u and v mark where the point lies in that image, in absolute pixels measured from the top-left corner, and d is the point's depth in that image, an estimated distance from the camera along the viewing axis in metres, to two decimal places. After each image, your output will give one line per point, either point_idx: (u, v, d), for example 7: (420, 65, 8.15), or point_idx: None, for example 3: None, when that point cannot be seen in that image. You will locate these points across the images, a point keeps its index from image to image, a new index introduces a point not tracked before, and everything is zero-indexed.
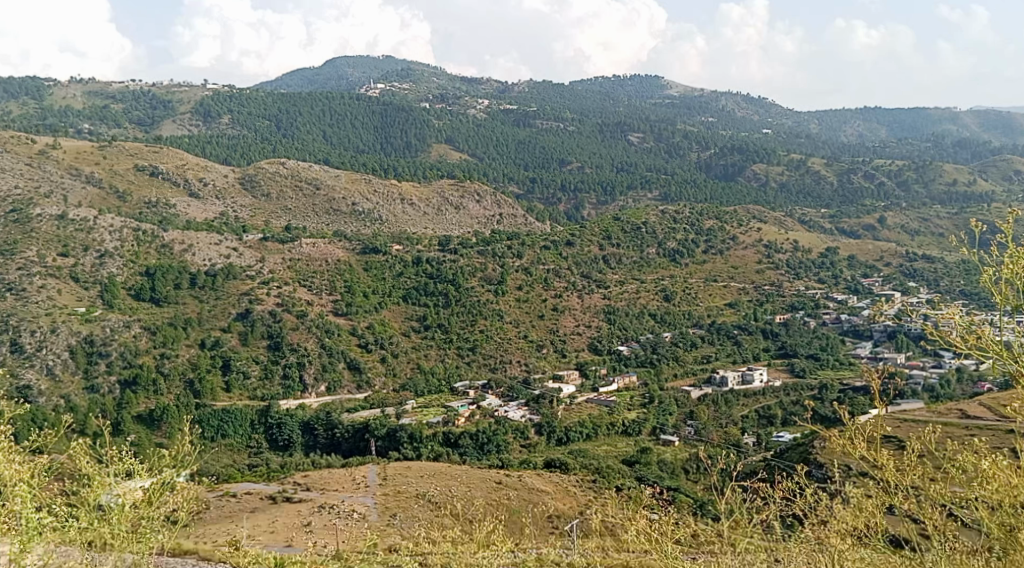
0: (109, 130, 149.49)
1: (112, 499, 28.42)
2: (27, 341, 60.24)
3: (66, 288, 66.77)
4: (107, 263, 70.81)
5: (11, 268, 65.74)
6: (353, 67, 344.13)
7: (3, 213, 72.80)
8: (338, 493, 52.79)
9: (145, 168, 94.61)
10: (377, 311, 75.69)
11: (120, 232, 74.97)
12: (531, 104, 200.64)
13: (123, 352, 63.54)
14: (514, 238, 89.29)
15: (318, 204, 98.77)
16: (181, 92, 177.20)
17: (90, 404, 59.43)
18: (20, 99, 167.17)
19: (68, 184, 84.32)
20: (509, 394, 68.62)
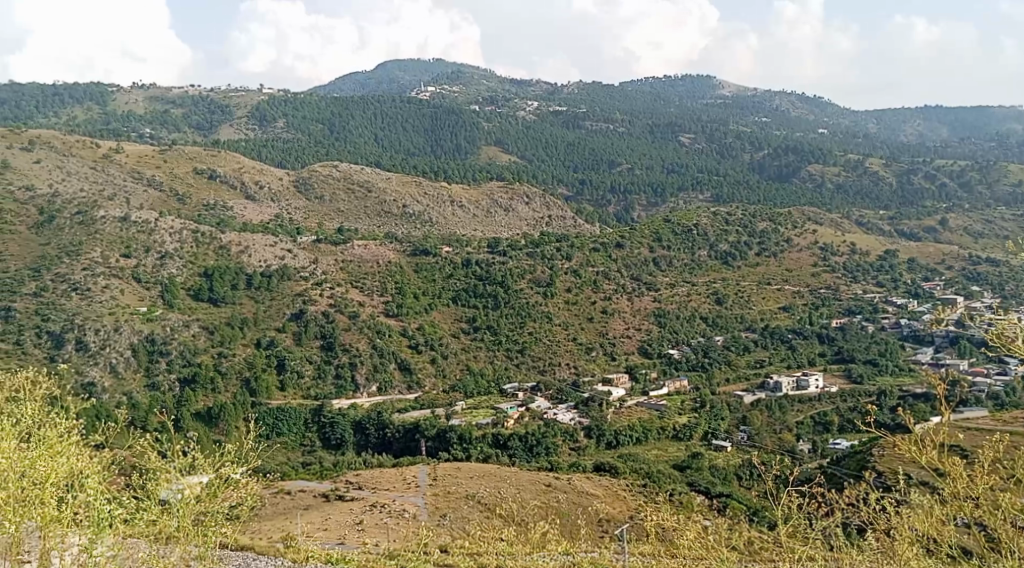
0: (168, 135, 151.29)
1: (176, 494, 28.14)
2: (91, 339, 60.81)
3: (129, 288, 67.22)
4: (168, 265, 71.31)
5: (77, 269, 66.42)
6: (404, 71, 345.41)
7: (69, 214, 73.68)
8: (389, 492, 52.61)
9: (203, 171, 95.68)
10: (427, 312, 75.56)
11: (180, 233, 75.58)
12: (582, 105, 199.80)
13: (182, 351, 64.13)
14: (563, 240, 88.50)
15: (370, 207, 98.88)
16: (238, 97, 178.81)
17: (151, 400, 59.62)
18: (84, 104, 169.84)
19: (131, 187, 85.11)
20: (559, 397, 68.21)
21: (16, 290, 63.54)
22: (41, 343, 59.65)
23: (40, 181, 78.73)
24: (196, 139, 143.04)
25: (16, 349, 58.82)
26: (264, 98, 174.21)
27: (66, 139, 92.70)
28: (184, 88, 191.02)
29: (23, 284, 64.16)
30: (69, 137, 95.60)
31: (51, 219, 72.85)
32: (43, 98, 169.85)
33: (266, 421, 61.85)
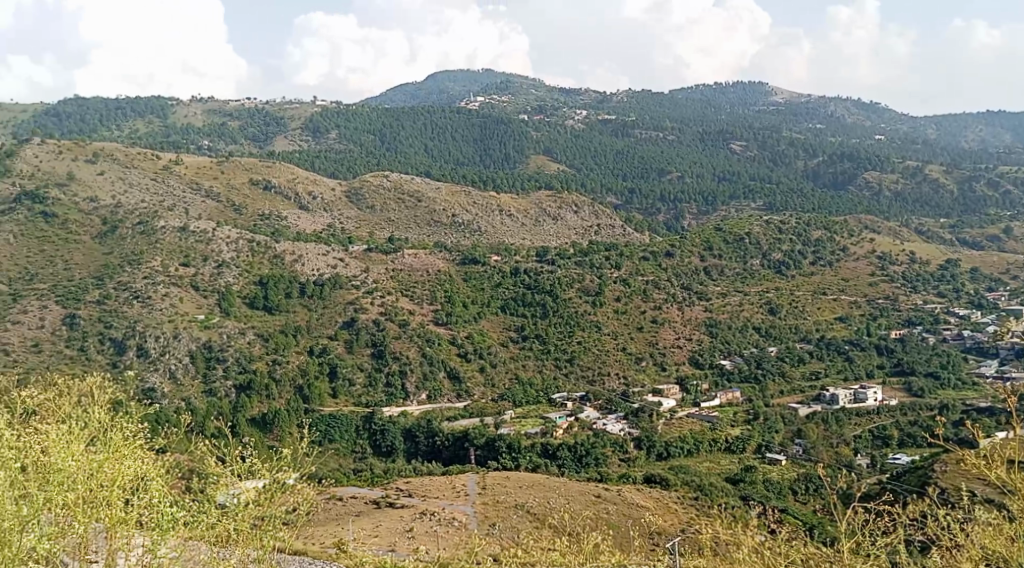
0: (225, 147, 152.91)
1: (232, 500, 28.43)
2: (151, 345, 62.16)
3: (188, 296, 67.91)
4: (225, 273, 71.82)
5: (138, 277, 67.55)
6: (454, 82, 346.47)
7: (130, 224, 74.76)
8: (438, 500, 52.40)
9: (259, 181, 96.36)
10: (475, 321, 75.20)
11: (237, 243, 76.21)
12: (631, 113, 198.60)
13: (238, 358, 64.46)
14: (612, 250, 87.68)
15: (420, 216, 98.82)
16: (293, 109, 180.37)
17: (208, 406, 60.14)
18: (146, 117, 172.40)
19: (190, 198, 86.07)
20: (608, 407, 67.69)
21: (80, 297, 64.57)
22: (104, 349, 61.19)
23: (104, 193, 79.98)
24: (251, 151, 144.55)
25: (80, 356, 60.18)
26: (318, 109, 175.46)
27: (128, 151, 93.85)
28: (240, 100, 193.05)
29: (87, 293, 65.04)
30: (130, 149, 96.77)
31: (113, 230, 74.07)
32: (106, 113, 173.06)
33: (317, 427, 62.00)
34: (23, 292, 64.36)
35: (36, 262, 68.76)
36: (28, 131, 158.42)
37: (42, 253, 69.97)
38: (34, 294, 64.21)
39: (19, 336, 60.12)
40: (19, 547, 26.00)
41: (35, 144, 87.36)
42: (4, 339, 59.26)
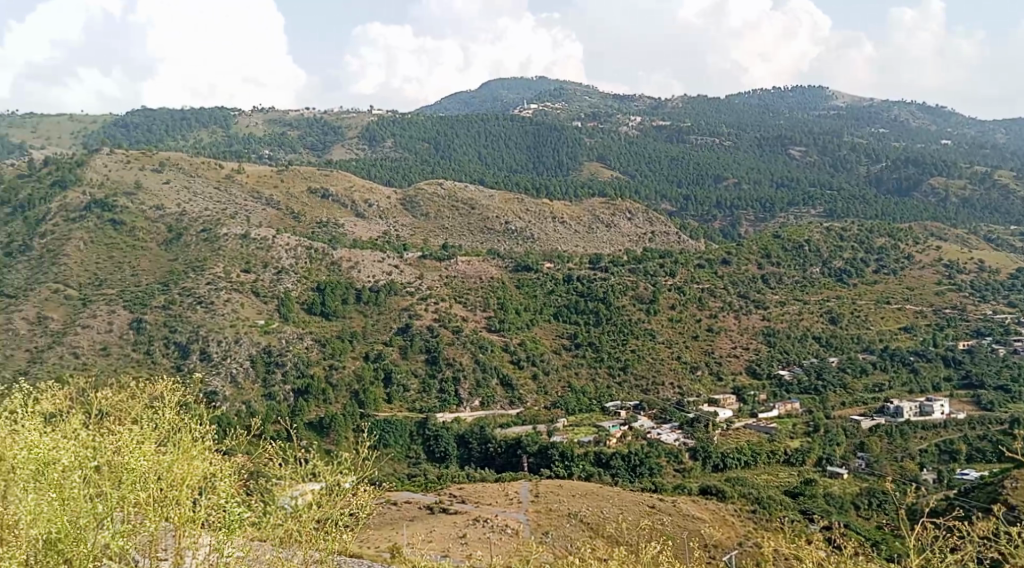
0: (284, 155, 154.08)
1: (290, 503, 31.60)
2: (214, 350, 63.34)
3: (249, 302, 68.69)
4: (283, 279, 72.49)
5: (201, 283, 68.73)
6: (508, 90, 346.56)
7: (194, 232, 76.16)
8: (491, 507, 53.15)
9: (316, 190, 96.95)
10: (528, 328, 74.55)
11: (295, 250, 76.78)
12: (686, 119, 196.88)
13: (296, 363, 65.00)
14: (667, 257, 86.64)
15: (473, 224, 98.48)
16: (350, 118, 181.48)
17: (266, 411, 60.84)
18: (208, 127, 174.61)
19: (250, 206, 87.55)
20: (662, 416, 66.80)
21: (147, 303, 66.08)
22: (168, 353, 62.84)
23: (169, 201, 81.42)
24: (309, 159, 145.87)
25: (145, 360, 62.10)
26: (375, 118, 176.53)
27: (192, 160, 95.26)
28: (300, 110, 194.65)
29: (152, 299, 66.45)
30: (193, 158, 97.98)
31: (178, 238, 75.58)
32: (171, 123, 175.94)
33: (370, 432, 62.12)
34: (93, 298, 66.16)
35: (105, 270, 70.15)
36: (97, 142, 161.89)
37: (110, 260, 71.48)
38: (102, 299, 65.79)
39: (88, 340, 62.19)
40: (94, 544, 29.19)
41: (104, 153, 89.96)
42: (73, 344, 61.47)
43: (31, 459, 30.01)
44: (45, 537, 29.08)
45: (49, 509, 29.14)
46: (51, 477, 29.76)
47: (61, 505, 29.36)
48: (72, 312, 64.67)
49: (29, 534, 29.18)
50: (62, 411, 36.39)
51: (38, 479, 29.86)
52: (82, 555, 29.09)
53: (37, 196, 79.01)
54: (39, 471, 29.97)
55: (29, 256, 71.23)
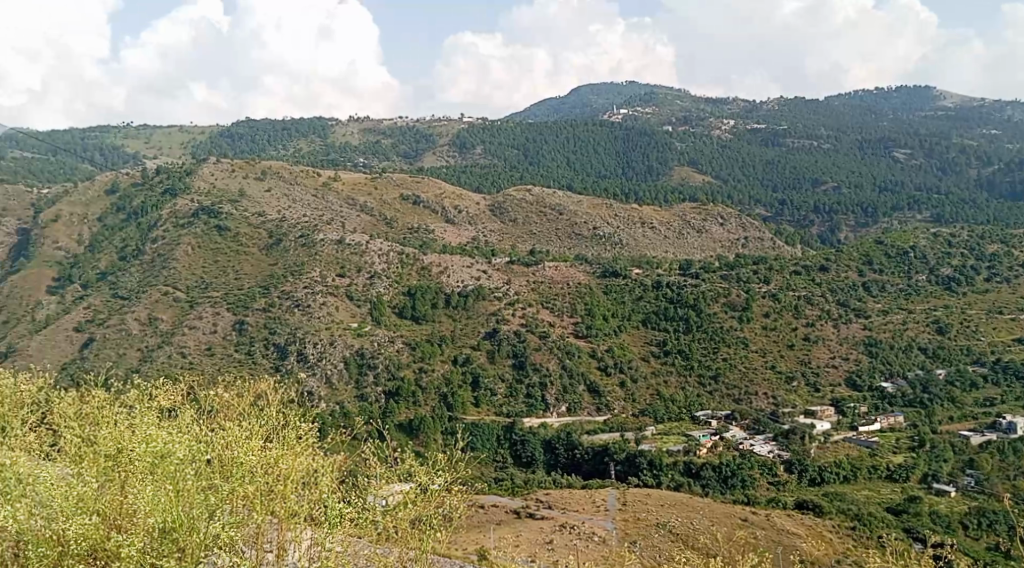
0: (378, 163, 154.98)
1: (373, 503, 34.70)
2: (310, 351, 64.77)
3: (342, 305, 69.83)
4: (376, 283, 72.94)
5: (299, 286, 70.16)
6: (599, 94, 344.04)
7: (293, 237, 77.13)
8: (579, 513, 54.06)
9: (408, 196, 97.23)
10: (617, 334, 73.18)
11: (388, 255, 76.64)
12: (782, 121, 192.56)
13: (387, 365, 65.65)
14: (761, 263, 84.47)
15: (561, 229, 97.28)
16: (441, 125, 182.23)
17: (360, 411, 61.85)
18: (305, 136, 177.96)
19: (346, 213, 88.47)
20: (755, 427, 65.31)
21: (249, 305, 69.09)
22: (268, 354, 64.92)
23: (270, 208, 83.69)
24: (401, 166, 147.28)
25: (247, 359, 64.44)
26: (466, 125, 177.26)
27: (291, 168, 97.12)
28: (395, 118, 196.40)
29: (254, 300, 69.41)
30: (292, 166, 99.96)
31: (278, 243, 76.92)
32: (272, 133, 179.87)
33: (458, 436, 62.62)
34: (199, 300, 70.05)
35: (211, 272, 73.94)
36: (203, 151, 166.94)
37: (217, 264, 75.10)
38: (208, 301, 69.42)
39: (195, 341, 65.90)
40: (205, 533, 31.79)
41: (211, 163, 93.74)
42: (181, 344, 65.54)
43: (148, 451, 32.71)
44: (160, 526, 31.54)
45: (164, 501, 31.72)
46: (166, 469, 32.54)
47: (175, 496, 31.96)
48: (181, 313, 69.17)
49: (146, 523, 31.61)
50: (178, 403, 40.93)
51: (154, 470, 32.59)
52: (193, 544, 31.58)
53: (150, 204, 85.87)
54: (155, 463, 32.67)
55: (141, 260, 77.76)
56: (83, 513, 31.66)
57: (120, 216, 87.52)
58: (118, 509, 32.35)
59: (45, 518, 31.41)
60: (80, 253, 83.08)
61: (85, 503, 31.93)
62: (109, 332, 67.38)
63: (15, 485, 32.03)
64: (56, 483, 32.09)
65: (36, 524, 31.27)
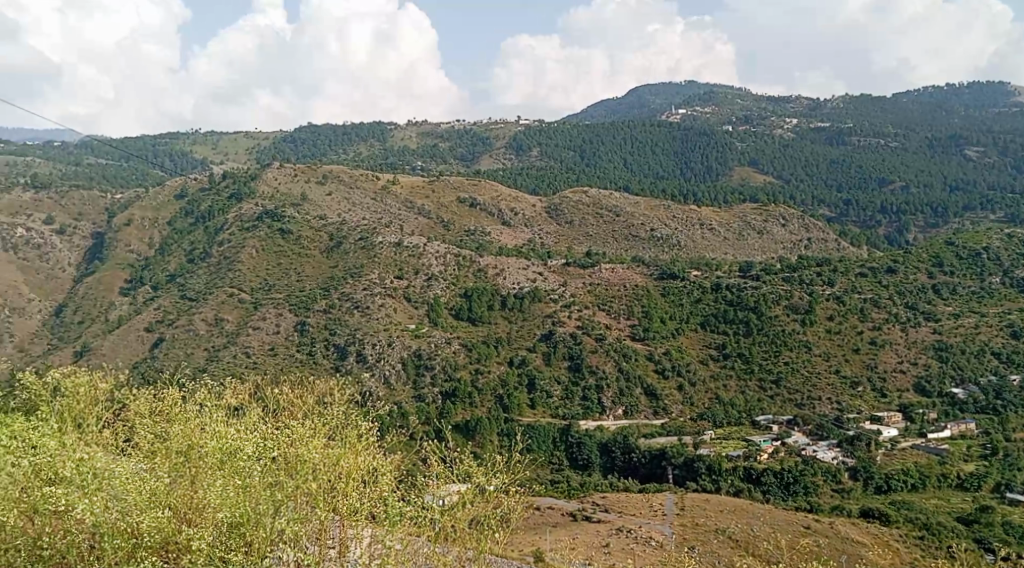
0: (435, 166, 154.72)
1: (432, 501, 34.46)
2: (369, 351, 64.31)
3: (400, 307, 69.30)
4: (433, 285, 72.25)
5: (358, 288, 69.68)
6: (656, 94, 340.94)
7: (353, 240, 76.70)
8: (635, 518, 53.40)
9: (465, 199, 96.68)
10: (674, 337, 71.66)
11: (444, 257, 75.96)
12: (846, 120, 188.79)
13: (444, 366, 64.99)
14: (825, 264, 82.47)
15: (618, 231, 95.81)
16: (498, 128, 181.64)
17: (416, 411, 61.26)
18: (365, 139, 178.83)
19: (404, 215, 88.14)
20: (818, 433, 63.71)
21: (310, 305, 68.92)
22: (329, 354, 64.63)
23: (331, 212, 83.59)
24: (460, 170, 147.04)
25: (308, 359, 64.22)
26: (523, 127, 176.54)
27: (351, 171, 96.97)
28: (453, 121, 196.29)
29: (315, 302, 69.18)
30: (351, 170, 99.82)
31: (339, 245, 76.68)
32: (333, 137, 180.98)
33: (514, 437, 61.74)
34: (263, 301, 70.16)
35: (275, 274, 73.78)
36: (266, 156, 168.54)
37: (280, 266, 74.88)
38: (272, 302, 69.46)
39: (259, 341, 65.89)
40: (271, 529, 32.43)
41: (275, 167, 93.76)
42: (246, 344, 65.51)
43: (219, 448, 34.09)
44: (228, 521, 32.24)
45: (234, 495, 32.53)
46: (236, 466, 33.50)
47: (243, 492, 32.73)
48: (246, 313, 69.45)
49: (215, 517, 32.40)
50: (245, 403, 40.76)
51: (224, 466, 33.81)
52: (261, 539, 32.24)
53: (216, 210, 89.43)
54: (224, 460, 33.92)
55: (209, 261, 79.06)
56: (155, 507, 32.54)
57: (188, 220, 93.16)
58: (189, 503, 33.26)
59: (120, 511, 32.15)
60: (150, 255, 89.48)
61: (158, 497, 32.84)
62: (177, 332, 68.24)
63: (92, 479, 32.73)
64: (130, 479, 32.80)
65: (111, 516, 31.95)
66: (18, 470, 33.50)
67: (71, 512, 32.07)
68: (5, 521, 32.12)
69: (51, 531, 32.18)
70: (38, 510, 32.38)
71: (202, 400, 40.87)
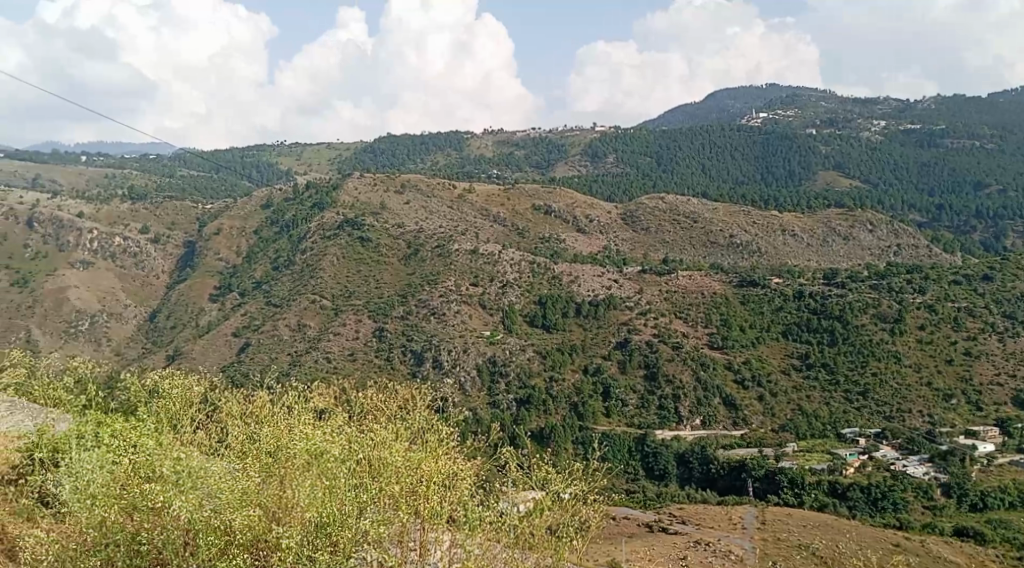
0: (513, 174, 153.67)
1: (508, 507, 32.65)
2: (445, 357, 63.08)
3: (475, 314, 68.14)
4: (508, 292, 70.87)
5: (434, 294, 68.55)
6: (736, 98, 335.41)
7: (430, 248, 75.65)
8: (715, 531, 51.39)
9: (540, 207, 95.35)
10: (755, 346, 69.17)
11: (519, 265, 74.61)
12: (938, 121, 182.64)
13: (519, 373, 63.76)
14: (916, 273, 79.17)
15: (696, 237, 93.22)
16: (574, 135, 179.97)
17: (491, 418, 59.69)
18: (443, 149, 178.71)
19: (480, 223, 86.90)
20: (908, 448, 60.70)
21: (389, 311, 68.07)
22: (406, 360, 63.60)
23: (408, 220, 82.59)
24: (537, 177, 145.81)
25: (385, 365, 63.23)
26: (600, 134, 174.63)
27: (427, 180, 96.04)
28: (530, 129, 195.31)
29: (394, 307, 68.30)
30: (428, 178, 98.91)
31: (416, 253, 75.71)
32: (411, 147, 181.27)
33: (590, 446, 59.71)
34: (343, 308, 69.53)
35: (354, 281, 73.00)
36: (346, 166, 169.33)
37: (358, 273, 74.13)
38: (351, 309, 68.83)
39: (339, 346, 65.02)
40: (357, 530, 30.43)
41: (354, 177, 93.05)
42: (326, 349, 64.68)
43: (307, 449, 31.88)
44: (315, 521, 30.42)
45: (321, 495, 30.76)
46: (325, 466, 31.59)
47: (330, 493, 30.93)
48: (327, 320, 68.75)
49: (303, 517, 30.61)
50: (331, 408, 38.51)
51: (312, 467, 31.67)
52: (347, 539, 30.30)
53: (300, 219, 89.67)
54: (312, 461, 31.78)
55: (292, 270, 78.78)
56: (247, 506, 30.58)
57: (273, 229, 93.42)
58: (279, 502, 31.05)
59: (213, 508, 30.27)
60: (238, 264, 89.57)
61: (248, 496, 30.82)
62: (262, 337, 67.98)
63: (185, 477, 30.58)
64: (223, 477, 30.92)
65: (205, 514, 30.10)
66: (119, 467, 31.18)
67: (167, 509, 30.12)
68: (106, 517, 30.16)
69: (148, 528, 30.13)
70: (137, 506, 30.25)
71: (290, 404, 39.16)
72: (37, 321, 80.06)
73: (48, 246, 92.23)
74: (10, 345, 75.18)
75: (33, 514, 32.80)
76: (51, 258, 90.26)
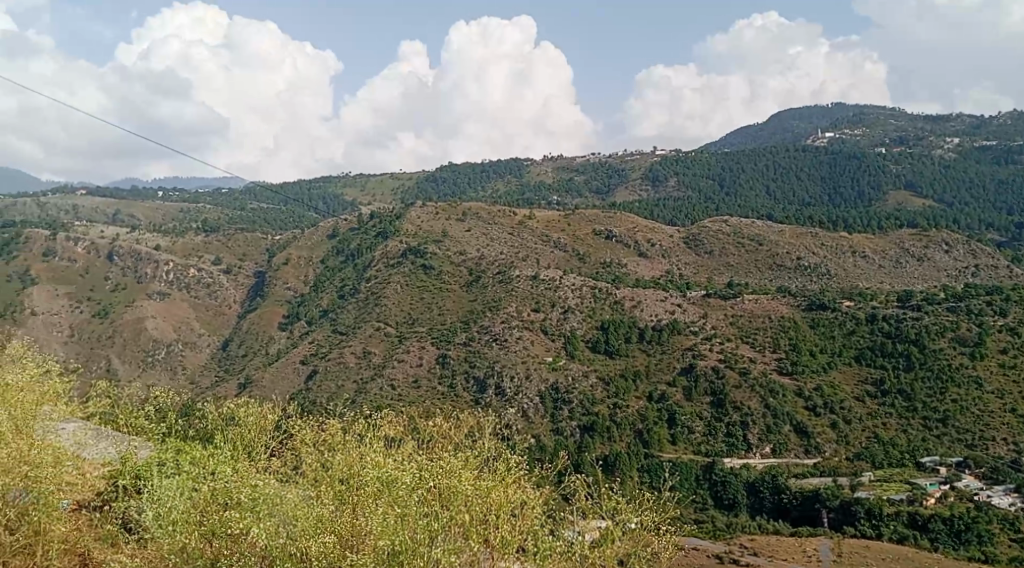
0: (574, 200, 152.20)
1: (578, 537, 31.35)
2: (508, 384, 61.76)
3: (537, 340, 66.54)
4: (570, 318, 69.10)
5: (496, 321, 67.31)
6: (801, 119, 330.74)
7: (491, 275, 74.48)
8: (788, 564, 49.20)
9: (601, 232, 93.79)
10: (826, 371, 66.50)
11: (580, 289, 72.65)
12: (1015, 138, 177.14)
13: (582, 401, 62.06)
14: (995, 294, 75.92)
15: (761, 260, 90.90)
16: (636, 159, 178.13)
17: (555, 446, 58.07)
18: (504, 176, 178.08)
19: (539, 249, 85.65)
20: (992, 477, 57.52)
21: (451, 339, 66.84)
22: (468, 388, 62.34)
23: (470, 246, 81.15)
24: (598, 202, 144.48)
25: (448, 393, 62.07)
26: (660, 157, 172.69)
27: (489, 207, 94.94)
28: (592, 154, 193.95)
29: (456, 335, 67.11)
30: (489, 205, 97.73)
31: (478, 280, 74.53)
32: (473, 176, 181.05)
33: (656, 474, 57.47)
34: (407, 335, 68.64)
35: (416, 309, 72.05)
36: (410, 196, 169.54)
37: (421, 300, 73.10)
38: (415, 336, 67.81)
39: (403, 373, 64.02)
40: (429, 559, 28.42)
41: (415, 206, 92.11)
42: (391, 376, 63.75)
43: (378, 477, 30.31)
44: (388, 551, 28.45)
45: (393, 523, 28.78)
46: (395, 495, 29.58)
47: (401, 520, 28.91)
48: (391, 347, 67.77)
49: (375, 545, 28.75)
50: (401, 437, 37.13)
51: (382, 495, 29.93)
52: None
53: (364, 249, 89.39)
54: (382, 489, 30.07)
55: (357, 298, 78.15)
56: (322, 532, 29.24)
57: (338, 259, 93.03)
58: (352, 530, 29.66)
59: (288, 536, 29.05)
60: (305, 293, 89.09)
61: (323, 523, 29.46)
62: (329, 365, 67.07)
63: (259, 502, 29.32)
64: (299, 504, 29.66)
65: (280, 541, 28.88)
66: (198, 494, 30.42)
67: (244, 536, 29.07)
68: (186, 543, 29.16)
69: (229, 554, 29.06)
70: (216, 532, 29.24)
71: (361, 431, 37.78)
72: (116, 351, 80.38)
73: (127, 278, 92.35)
74: (92, 376, 75.77)
75: (117, 540, 31.89)
76: (130, 290, 90.25)
